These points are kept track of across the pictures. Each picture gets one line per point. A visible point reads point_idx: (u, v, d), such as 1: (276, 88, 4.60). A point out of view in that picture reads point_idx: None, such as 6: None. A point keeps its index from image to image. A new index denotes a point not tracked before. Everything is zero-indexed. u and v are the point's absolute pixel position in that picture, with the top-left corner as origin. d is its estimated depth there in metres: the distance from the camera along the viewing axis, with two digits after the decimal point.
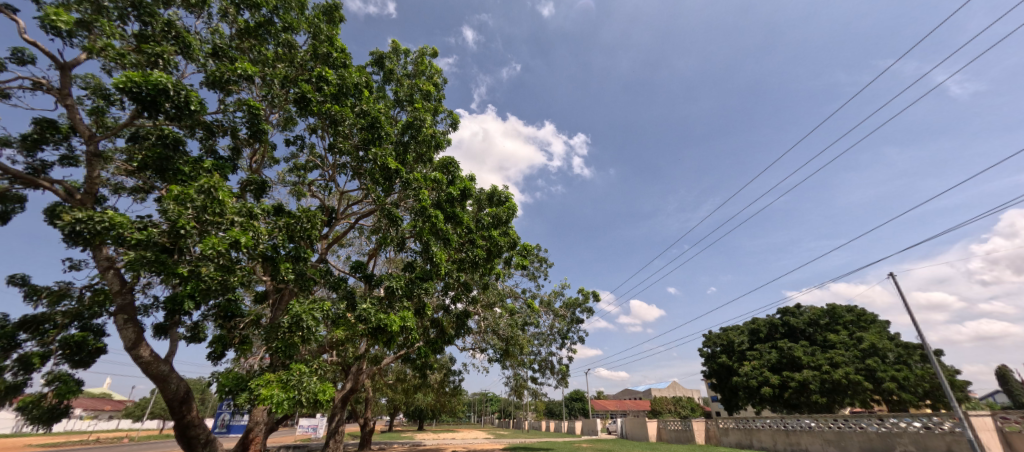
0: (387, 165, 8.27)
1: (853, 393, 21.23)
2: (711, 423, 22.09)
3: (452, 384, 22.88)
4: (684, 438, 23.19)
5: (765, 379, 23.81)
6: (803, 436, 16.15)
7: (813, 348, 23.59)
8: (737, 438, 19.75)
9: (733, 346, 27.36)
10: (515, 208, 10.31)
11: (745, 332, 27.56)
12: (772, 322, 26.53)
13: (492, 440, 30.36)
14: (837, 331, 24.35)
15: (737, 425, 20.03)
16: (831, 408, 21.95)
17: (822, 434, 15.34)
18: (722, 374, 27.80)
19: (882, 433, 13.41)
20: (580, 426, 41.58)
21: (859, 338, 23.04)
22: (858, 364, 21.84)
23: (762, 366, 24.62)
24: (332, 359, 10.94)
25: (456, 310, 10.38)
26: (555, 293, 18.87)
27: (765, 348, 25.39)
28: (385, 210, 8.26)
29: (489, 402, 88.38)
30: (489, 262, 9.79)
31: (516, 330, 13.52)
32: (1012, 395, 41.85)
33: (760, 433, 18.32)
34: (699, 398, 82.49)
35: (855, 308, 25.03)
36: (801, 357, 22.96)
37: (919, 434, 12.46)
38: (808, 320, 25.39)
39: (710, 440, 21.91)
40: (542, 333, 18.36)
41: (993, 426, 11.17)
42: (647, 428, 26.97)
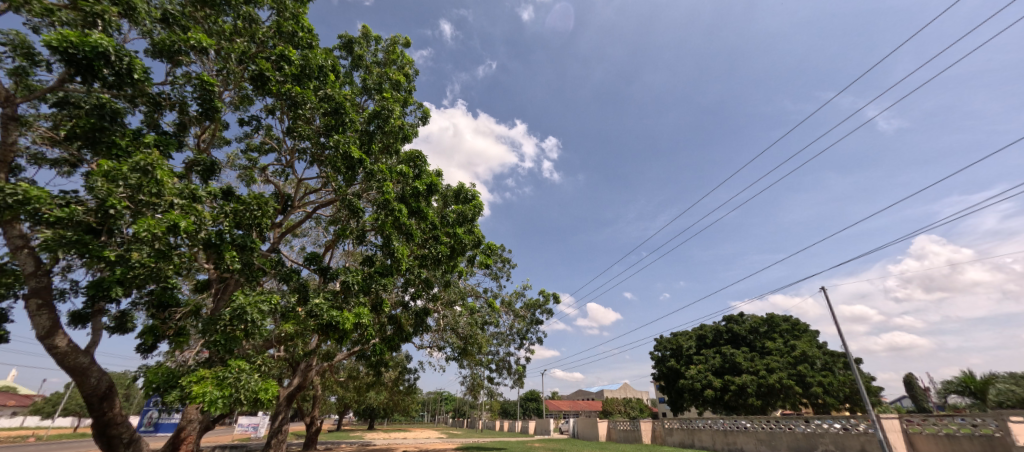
0: (350, 153, 7.93)
1: (785, 396, 23.03)
2: (658, 424, 22.99)
3: (407, 382, 22.47)
4: (632, 437, 24.10)
5: (708, 382, 25.26)
6: (738, 436, 17.29)
7: (752, 354, 25.19)
8: (680, 438, 20.76)
9: (682, 350, 28.84)
10: (481, 206, 10.33)
11: (693, 338, 29.11)
12: (717, 329, 28.09)
13: (445, 440, 29.83)
14: (774, 338, 26.14)
15: (681, 426, 21.00)
16: (765, 410, 23.58)
17: (756, 434, 16.49)
18: (670, 377, 29.24)
19: (807, 433, 14.55)
20: (532, 426, 42.05)
21: (793, 346, 24.83)
22: (789, 370, 23.59)
23: (706, 369, 26.07)
24: (279, 354, 10.38)
25: (415, 307, 10.16)
26: (517, 293, 18.99)
27: (710, 353, 26.85)
28: (345, 200, 7.95)
29: (445, 401, 88.15)
30: (452, 260, 9.64)
31: (476, 329, 13.48)
32: (916, 400, 46.60)
33: (701, 433, 19.43)
34: (647, 400, 86.33)
35: (790, 317, 27.06)
36: (741, 362, 24.52)
37: (837, 434, 13.64)
38: (749, 327, 27.05)
39: (656, 440, 22.85)
40: (501, 333, 18.36)
41: (900, 428, 12.30)
42: (598, 428, 27.63)
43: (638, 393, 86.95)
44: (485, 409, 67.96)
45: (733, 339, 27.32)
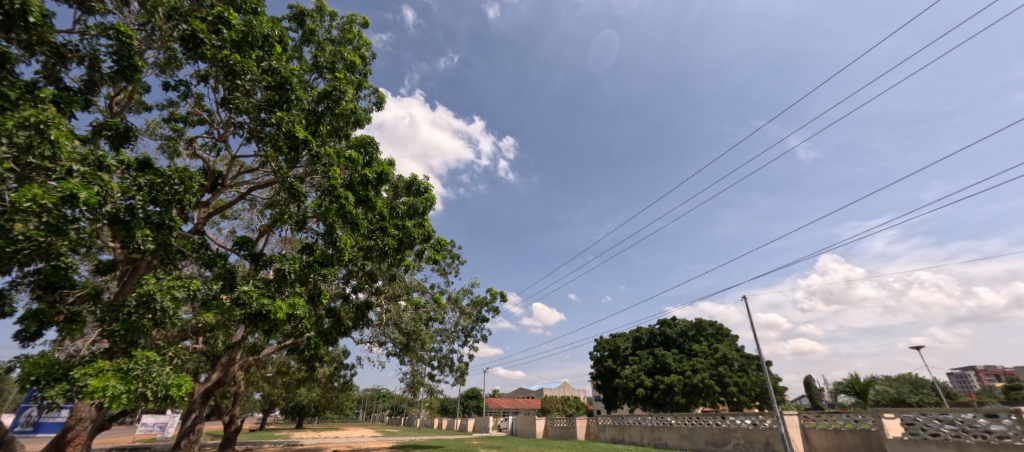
0: (294, 133, 7.36)
1: (706, 395, 24.98)
2: (592, 421, 23.92)
3: (342, 379, 21.44)
4: (567, 434, 24.89)
5: (641, 381, 26.73)
6: (664, 432, 18.46)
7: (681, 356, 27.03)
8: (611, 434, 21.76)
9: (619, 351, 30.24)
10: (433, 200, 10.07)
11: (629, 339, 30.64)
12: (652, 331, 29.80)
13: (380, 439, 28.88)
14: (700, 341, 28.22)
15: (613, 422, 22.00)
16: (688, 407, 25.41)
17: (679, 429, 17.71)
18: (606, 376, 30.57)
19: (722, 428, 15.88)
20: (471, 424, 41.94)
21: (716, 348, 26.97)
22: (711, 371, 25.60)
23: (640, 369, 27.55)
24: (196, 346, 9.43)
25: (357, 300, 9.70)
26: (464, 290, 18.81)
27: (643, 354, 28.41)
28: (285, 183, 7.37)
29: (382, 398, 85.31)
30: (399, 253, 9.30)
31: (420, 325, 13.14)
32: (813, 398, 52.63)
33: (631, 429, 20.51)
34: (584, 398, 89.68)
35: (715, 322, 29.36)
36: (670, 363, 26.21)
37: (747, 429, 15.02)
38: (680, 330, 28.97)
39: (590, 436, 23.77)
40: (445, 330, 18.09)
41: (799, 423, 13.81)
42: (535, 425, 28.20)
43: (576, 391, 90.06)
44: (424, 407, 66.69)
45: (665, 341, 29.13)
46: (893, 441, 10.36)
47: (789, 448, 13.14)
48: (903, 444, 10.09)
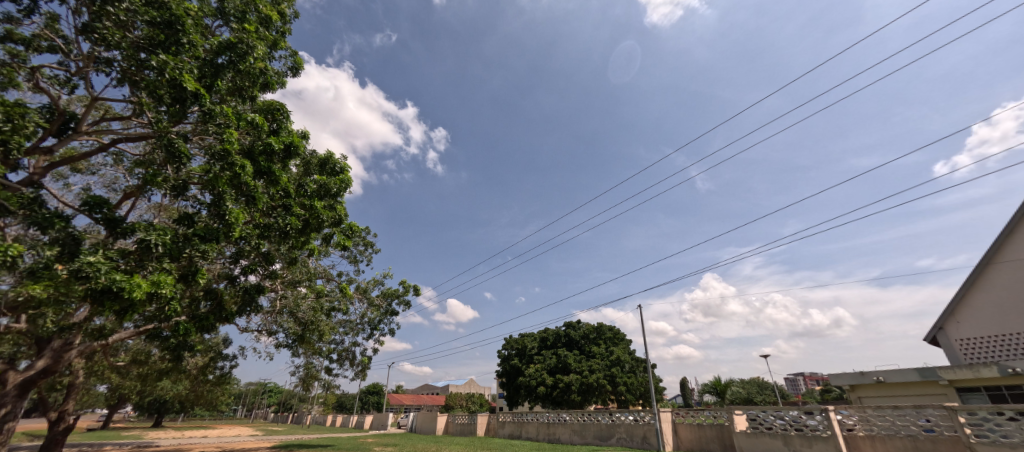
0: (182, 82, 6.30)
1: (599, 393, 27.06)
2: (492, 418, 24.40)
3: (219, 371, 18.93)
4: (467, 430, 25.08)
5: (542, 380, 28.01)
6: (558, 428, 19.54)
7: (581, 357, 28.90)
8: (510, 430, 22.43)
9: (525, 350, 31.32)
10: (348, 182, 9.38)
11: (536, 339, 31.89)
12: (558, 333, 31.40)
13: (259, 438, 26.05)
14: (599, 344, 30.46)
15: (512, 419, 22.70)
16: (582, 405, 27.27)
17: (572, 425, 18.91)
18: (511, 374, 31.45)
19: (609, 424, 17.33)
20: (368, 421, 40.00)
21: (612, 351, 29.35)
22: (605, 371, 27.81)
23: (543, 368, 28.84)
24: (16, 325, 7.59)
25: (245, 283, 8.64)
26: (375, 281, 17.87)
27: (548, 354, 29.80)
28: (164, 139, 6.28)
29: (268, 394, 77.15)
30: (302, 235, 8.50)
31: (320, 315, 12.16)
32: (686, 398, 60.06)
33: (528, 425, 21.35)
34: (488, 395, 91.02)
35: (614, 327, 31.93)
36: (571, 363, 27.88)
37: (629, 424, 16.59)
38: (582, 333, 30.92)
39: (489, 432, 24.22)
40: (349, 321, 16.98)
41: (671, 419, 15.64)
42: (436, 422, 27.88)
43: (480, 388, 90.99)
44: (317, 403, 61.84)
45: (569, 343, 30.90)
46: (740, 434, 12.23)
47: (662, 441, 14.81)
48: (747, 437, 11.98)
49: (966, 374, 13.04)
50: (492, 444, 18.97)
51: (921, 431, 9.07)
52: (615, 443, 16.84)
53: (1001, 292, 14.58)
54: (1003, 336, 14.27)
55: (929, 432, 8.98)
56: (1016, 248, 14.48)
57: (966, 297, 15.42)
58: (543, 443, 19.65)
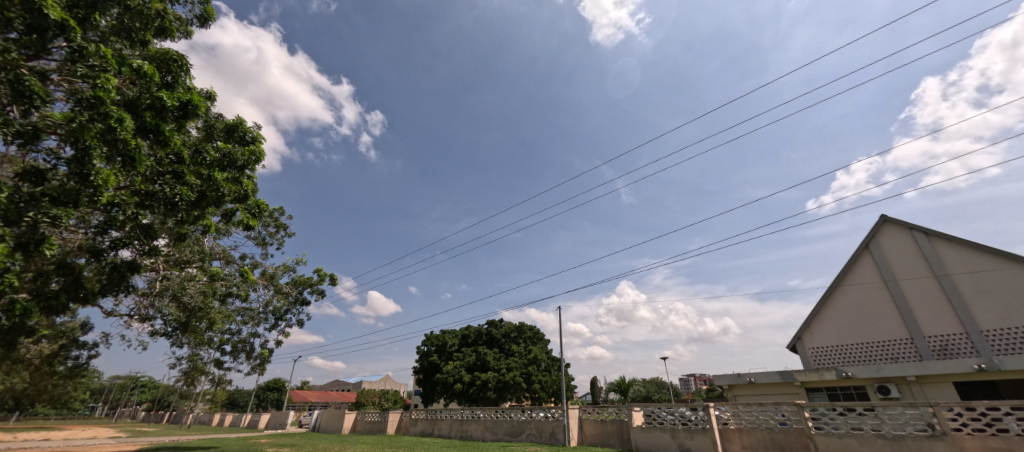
0: (42, 8, 5.15)
1: (515, 391, 27.74)
2: (404, 415, 23.71)
3: (73, 361, 15.88)
4: (377, 428, 24.12)
5: (459, 377, 27.87)
6: (471, 425, 19.57)
7: (499, 355, 29.27)
8: (421, 428, 21.98)
9: (445, 347, 30.97)
10: (259, 154, 8.41)
11: (457, 336, 31.66)
12: (480, 330, 31.44)
13: (122, 441, 22.37)
14: (519, 343, 31.18)
15: (425, 416, 22.27)
16: (497, 402, 27.71)
17: (485, 421, 19.07)
18: (428, 370, 30.84)
19: (521, 420, 17.79)
20: (264, 420, 36.49)
21: (530, 350, 30.27)
22: (521, 369, 28.50)
23: (461, 365, 28.76)
24: None
25: (115, 259, 7.34)
26: (285, 267, 16.34)
27: (467, 351, 29.80)
28: (9, 74, 5.08)
29: (140, 389, 66.54)
30: (195, 208, 7.43)
31: (212, 301, 10.78)
32: (594, 395, 63.92)
33: (441, 422, 21.10)
34: (403, 392, 88.25)
35: (534, 327, 32.88)
36: (490, 360, 28.21)
37: (540, 421, 17.20)
38: (504, 332, 31.33)
39: (399, 430, 23.49)
40: (249, 309, 15.30)
41: (579, 415, 16.52)
42: (343, 420, 26.32)
43: (396, 385, 87.88)
44: (203, 400, 54.79)
45: (489, 340, 31.08)
46: (636, 429, 13.31)
47: (568, 436, 15.56)
48: (642, 431, 13.10)
49: (814, 376, 15.67)
50: (400, 442, 18.38)
51: (777, 424, 10.66)
52: (525, 439, 17.37)
53: (843, 310, 17.81)
54: (841, 346, 17.41)
55: (783, 425, 10.60)
56: (857, 275, 17.83)
57: (819, 314, 18.53)
58: (454, 440, 19.56)
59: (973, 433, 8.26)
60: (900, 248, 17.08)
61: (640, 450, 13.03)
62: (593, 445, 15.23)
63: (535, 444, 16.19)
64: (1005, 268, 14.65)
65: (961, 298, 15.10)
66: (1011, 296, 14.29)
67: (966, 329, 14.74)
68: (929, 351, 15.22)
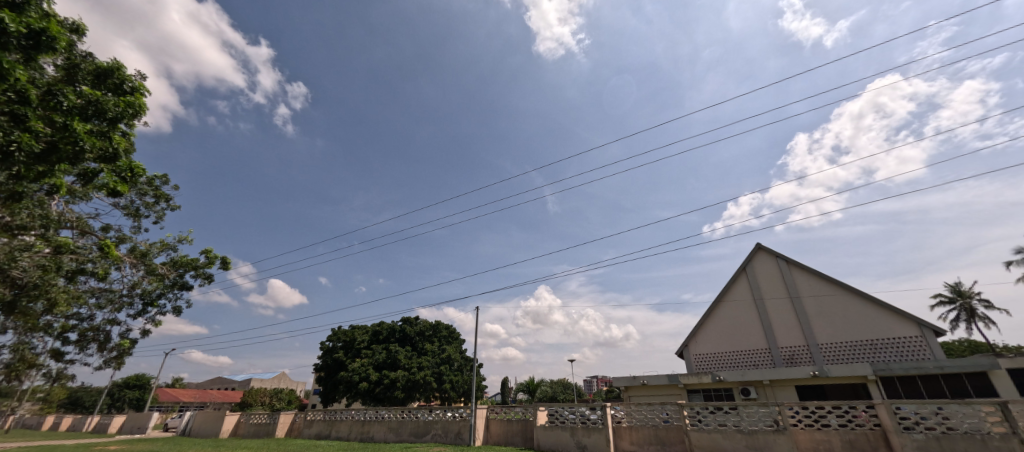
0: None
1: (424, 390, 27.34)
2: (299, 417, 21.76)
3: None
4: (263, 432, 21.72)
5: (366, 376, 26.49)
6: (374, 425, 18.63)
7: (412, 353, 28.39)
8: (317, 430, 20.36)
9: (353, 343, 29.17)
10: (137, 107, 7.13)
11: (367, 333, 29.82)
12: (392, 327, 29.86)
13: None
14: (432, 341, 30.44)
15: (322, 417, 20.69)
16: (405, 402, 26.91)
17: (389, 422, 18.29)
18: (332, 367, 28.86)
19: (427, 420, 17.39)
20: (117, 423, 30.92)
21: (443, 350, 29.96)
22: (433, 369, 28.41)
23: (369, 363, 27.35)
24: None
25: None
26: (163, 244, 14.06)
27: (377, 349, 28.42)
28: None
29: None
30: (38, 162, 6.05)
31: (56, 278, 8.83)
32: (504, 395, 65.07)
33: (340, 424, 19.78)
34: (299, 390, 81.12)
35: (451, 326, 32.65)
36: (401, 359, 27.33)
37: (447, 420, 17.00)
38: (418, 329, 30.04)
39: (291, 433, 21.51)
40: (108, 292, 12.82)
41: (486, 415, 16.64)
42: (222, 422, 23.15)
43: (291, 383, 80.35)
44: (30, 400, 44.58)
45: (402, 338, 29.62)
46: (539, 428, 13.83)
47: (473, 435, 15.56)
48: (545, 430, 13.65)
49: (695, 379, 17.88)
50: (290, 446, 16.76)
51: (661, 422, 11.82)
52: (429, 440, 17.02)
53: (722, 321, 20.50)
54: (717, 354, 20.00)
55: (665, 422, 11.79)
56: (735, 291, 20.71)
57: (703, 324, 21.06)
58: (353, 442, 18.47)
59: (805, 428, 10.04)
60: (770, 273, 20.19)
61: (541, 448, 13.54)
62: (497, 444, 15.43)
63: (439, 444, 15.95)
64: (839, 295, 18.12)
65: (807, 317, 18.32)
66: (840, 318, 17.71)
67: (808, 343, 17.91)
68: (781, 360, 18.20)
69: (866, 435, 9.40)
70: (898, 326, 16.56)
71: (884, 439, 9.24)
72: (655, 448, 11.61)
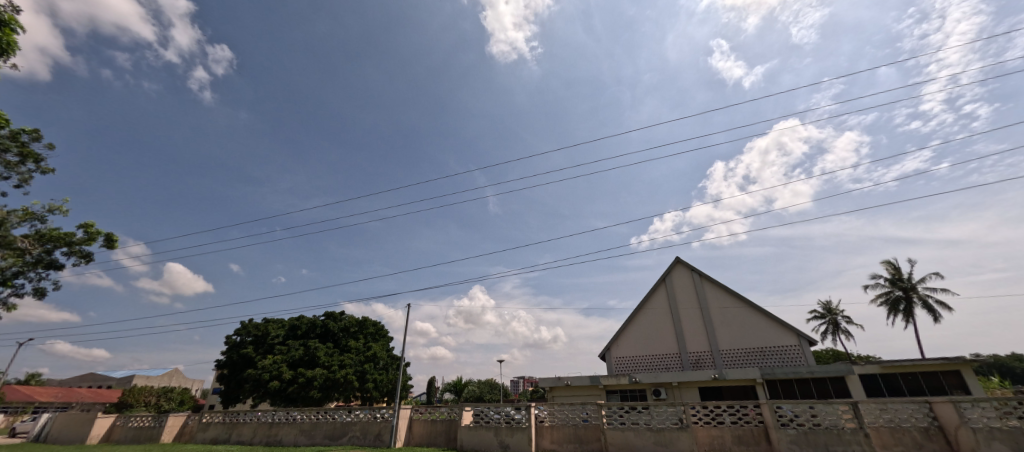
0: None
1: (343, 390, 28.24)
2: (192, 419, 20.62)
3: None
4: (144, 436, 20.03)
5: (277, 374, 26.78)
6: (282, 428, 18.27)
7: (333, 350, 29.53)
8: (214, 433, 19.40)
9: (266, 339, 29.29)
10: None
11: (284, 328, 30.19)
12: (313, 323, 30.64)
13: None
14: (357, 338, 31.74)
15: (221, 419, 19.70)
16: (321, 402, 27.47)
17: (301, 425, 18.00)
18: (239, 364, 28.91)
19: (345, 422, 17.47)
20: None
21: (369, 347, 31.32)
22: (356, 367, 29.60)
23: (283, 360, 27.71)
24: None
25: None
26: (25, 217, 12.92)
27: (294, 345, 28.93)
28: None
29: None
30: None
31: None
32: (430, 394, 64.92)
33: (242, 427, 19.03)
34: (195, 390, 73.33)
35: (377, 324, 33.89)
36: (320, 356, 28.20)
37: (366, 422, 17.15)
38: (342, 326, 31.27)
39: (181, 437, 20.26)
40: None
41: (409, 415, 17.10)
42: (90, 426, 20.64)
43: (188, 381, 72.49)
44: None
45: (323, 334, 30.53)
46: (464, 427, 14.71)
47: (395, 437, 15.97)
48: (469, 430, 14.58)
49: (613, 380, 19.93)
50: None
51: (580, 421, 13.38)
52: (346, 442, 17.09)
53: (642, 326, 23.21)
54: (637, 357, 22.49)
55: (584, 421, 13.36)
56: (655, 299, 23.68)
57: (626, 329, 23.54)
58: (258, 446, 17.93)
59: (703, 425, 12.03)
60: (686, 287, 23.36)
61: (463, 447, 14.45)
62: (419, 444, 16.13)
63: (357, 447, 16.11)
64: (739, 306, 21.60)
65: (713, 325, 21.63)
66: (738, 328, 21.16)
67: (711, 348, 21.15)
68: (689, 363, 21.24)
69: (751, 430, 11.61)
70: (782, 336, 20.05)
71: (764, 434, 11.47)
72: (573, 445, 13.16)
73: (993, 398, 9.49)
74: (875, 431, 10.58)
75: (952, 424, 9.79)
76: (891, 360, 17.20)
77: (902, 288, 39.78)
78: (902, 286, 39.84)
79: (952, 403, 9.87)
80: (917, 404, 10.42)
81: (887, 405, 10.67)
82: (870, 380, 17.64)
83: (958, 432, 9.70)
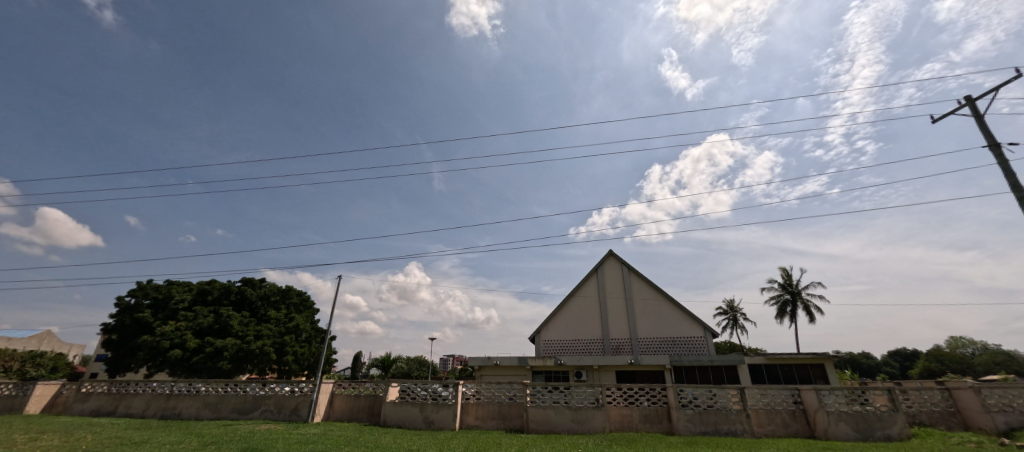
0: None
1: (257, 362, 27.29)
2: (67, 388, 19.11)
3: None
4: (5, 406, 18.11)
5: (180, 342, 25.36)
6: (182, 400, 17.75)
7: (249, 319, 28.20)
8: (96, 405, 18.25)
9: (169, 302, 27.18)
10: None
11: (191, 291, 28.12)
12: (227, 288, 28.86)
13: None
14: (278, 308, 30.65)
15: (107, 390, 18.57)
16: (231, 373, 26.45)
17: (204, 398, 17.63)
18: (133, 329, 26.65)
19: (258, 396, 17.33)
20: None
21: (290, 318, 30.57)
22: (275, 339, 28.74)
23: (188, 328, 26.14)
24: None
25: None
26: None
27: (203, 311, 27.22)
28: None
29: None
30: None
31: None
32: (354, 369, 64.53)
33: (133, 398, 18.13)
34: (72, 355, 65.20)
35: (301, 294, 33.07)
36: (233, 325, 26.87)
37: (282, 396, 17.17)
38: (261, 294, 29.88)
39: (53, 407, 18.70)
40: None
41: (332, 390, 17.61)
42: None
43: (63, 347, 64.17)
44: None
45: (239, 301, 28.91)
46: (389, 403, 15.64)
47: (313, 411, 16.32)
48: (393, 405, 15.50)
49: (540, 362, 21.85)
50: (55, 425, 14.55)
51: (506, 399, 15.09)
52: (257, 415, 17.06)
53: (572, 313, 25.49)
54: (565, 340, 24.80)
55: (509, 399, 15.06)
56: (586, 288, 26.06)
57: (557, 314, 25.70)
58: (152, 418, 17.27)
59: (616, 405, 14.20)
60: (614, 279, 25.95)
61: (387, 421, 15.37)
62: (340, 418, 16.83)
63: (270, 420, 16.18)
64: (660, 299, 24.61)
65: (634, 315, 24.41)
66: (654, 319, 24.17)
67: (631, 336, 23.93)
68: (610, 348, 23.86)
69: (656, 410, 13.93)
70: (692, 328, 23.22)
71: (666, 413, 13.82)
72: (495, 420, 14.76)
73: (844, 387, 12.63)
74: (755, 412, 13.26)
75: (813, 408, 12.68)
76: (775, 352, 20.91)
77: (790, 292, 46.97)
78: (790, 291, 47.02)
79: (815, 390, 12.84)
80: (788, 392, 13.38)
81: (766, 390, 13.50)
82: (756, 369, 21.32)
83: (816, 414, 12.62)
